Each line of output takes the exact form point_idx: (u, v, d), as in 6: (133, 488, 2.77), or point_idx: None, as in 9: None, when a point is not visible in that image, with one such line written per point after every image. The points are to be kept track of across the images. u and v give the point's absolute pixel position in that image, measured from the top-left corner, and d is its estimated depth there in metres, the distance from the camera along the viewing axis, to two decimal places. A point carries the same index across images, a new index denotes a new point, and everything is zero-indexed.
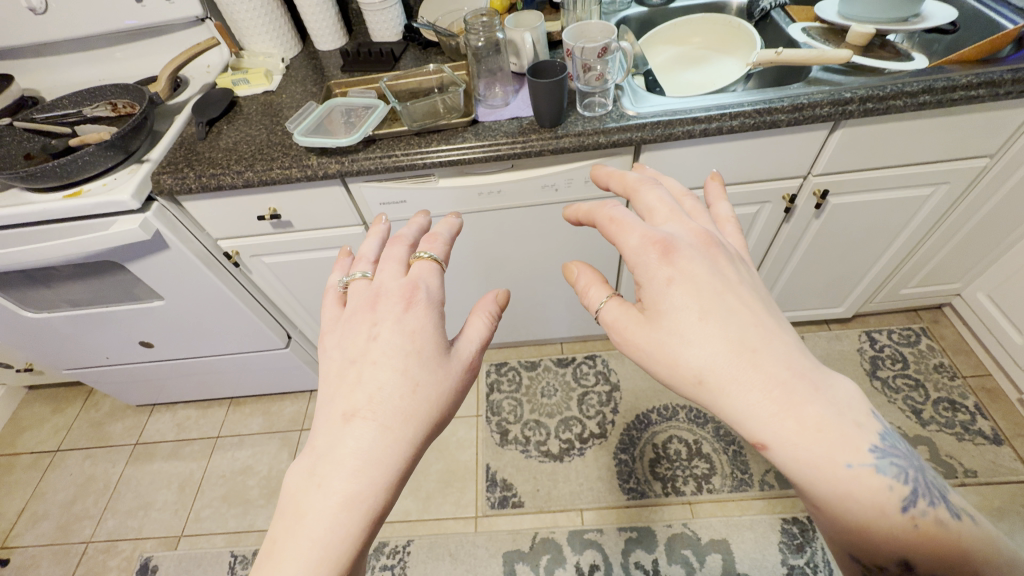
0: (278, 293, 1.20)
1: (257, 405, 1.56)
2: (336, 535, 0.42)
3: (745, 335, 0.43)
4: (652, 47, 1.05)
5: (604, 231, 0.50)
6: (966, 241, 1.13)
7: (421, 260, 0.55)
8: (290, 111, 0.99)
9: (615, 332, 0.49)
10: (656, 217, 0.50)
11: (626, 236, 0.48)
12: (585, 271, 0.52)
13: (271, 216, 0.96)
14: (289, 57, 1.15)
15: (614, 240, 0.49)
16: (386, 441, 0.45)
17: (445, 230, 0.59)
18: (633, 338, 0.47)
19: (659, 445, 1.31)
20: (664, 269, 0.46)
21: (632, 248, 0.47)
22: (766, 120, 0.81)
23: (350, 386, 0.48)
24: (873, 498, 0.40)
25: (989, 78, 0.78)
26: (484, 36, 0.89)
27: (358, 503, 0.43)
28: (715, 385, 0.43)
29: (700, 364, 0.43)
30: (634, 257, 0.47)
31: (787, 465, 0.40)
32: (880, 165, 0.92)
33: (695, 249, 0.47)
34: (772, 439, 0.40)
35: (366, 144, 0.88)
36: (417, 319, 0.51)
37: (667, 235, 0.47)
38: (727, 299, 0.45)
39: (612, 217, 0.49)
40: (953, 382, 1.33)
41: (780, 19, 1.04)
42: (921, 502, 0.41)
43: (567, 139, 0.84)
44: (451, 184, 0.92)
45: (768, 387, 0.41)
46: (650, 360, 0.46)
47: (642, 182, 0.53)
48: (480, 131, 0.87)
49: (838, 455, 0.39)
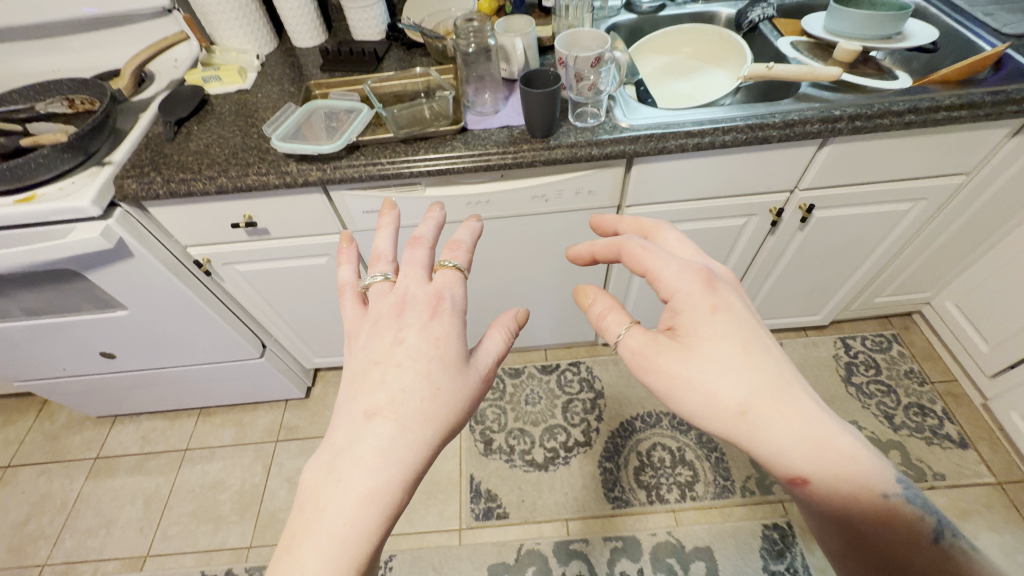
0: (252, 301, 1.14)
1: (229, 415, 1.49)
2: (353, 531, 0.40)
3: (781, 370, 0.44)
4: (643, 56, 1.03)
5: (637, 260, 0.48)
6: (939, 252, 1.17)
7: (445, 268, 0.52)
8: (266, 112, 0.94)
9: (636, 363, 0.48)
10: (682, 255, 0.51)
11: (661, 266, 0.47)
12: (601, 299, 0.51)
13: (246, 223, 0.91)
14: (265, 54, 1.09)
15: (651, 269, 0.48)
16: (406, 441, 0.43)
17: (469, 232, 0.56)
18: (657, 369, 0.46)
19: (643, 452, 1.32)
20: (707, 298, 0.46)
21: (670, 279, 0.47)
22: (758, 135, 0.81)
23: (372, 385, 0.46)
24: (905, 529, 0.41)
25: (970, 100, 0.80)
26: (475, 43, 0.87)
27: (377, 500, 0.41)
28: (759, 413, 0.42)
29: (741, 397, 0.43)
30: (670, 289, 0.47)
31: (828, 496, 0.41)
32: (864, 180, 0.94)
33: (728, 284, 0.48)
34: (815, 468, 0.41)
35: (350, 151, 0.84)
36: (444, 326, 0.49)
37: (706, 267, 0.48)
38: (761, 334, 0.46)
39: (644, 247, 0.48)
40: (922, 388, 1.38)
41: (768, 32, 1.03)
42: (948, 532, 0.41)
43: (559, 150, 0.82)
44: (439, 193, 0.89)
45: (805, 419, 0.42)
46: (676, 388, 0.45)
47: (659, 224, 0.54)
48: (469, 140, 0.84)
49: (876, 484, 0.41)
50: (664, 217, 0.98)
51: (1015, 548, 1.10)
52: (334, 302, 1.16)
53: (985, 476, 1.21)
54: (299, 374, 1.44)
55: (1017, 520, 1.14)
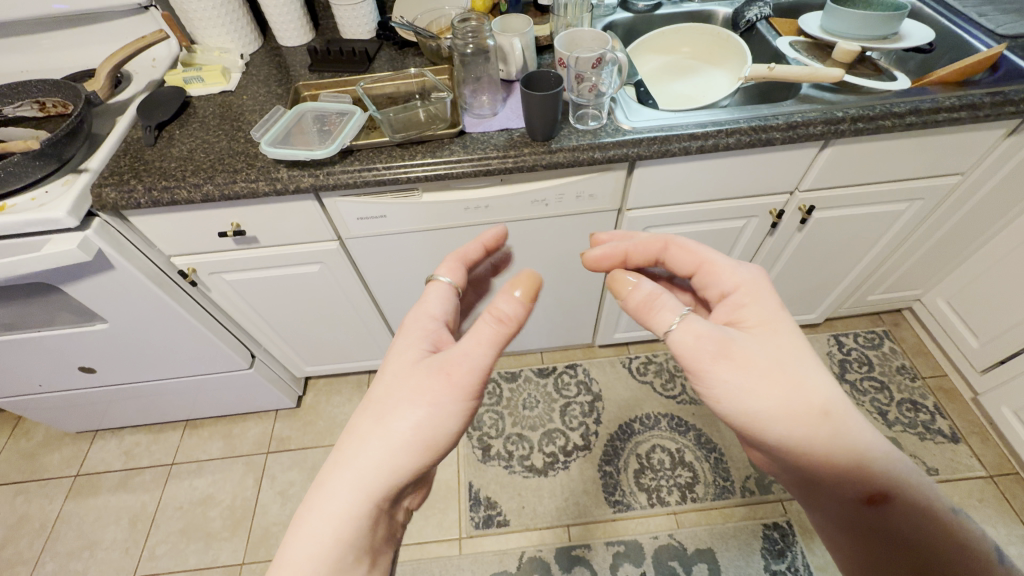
0: (240, 311, 1.09)
1: (217, 427, 1.44)
2: (294, 544, 0.45)
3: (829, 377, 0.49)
4: (641, 56, 1.02)
5: (707, 260, 0.57)
6: (933, 250, 1.18)
7: (437, 282, 0.58)
8: (253, 115, 0.90)
9: (686, 350, 0.49)
10: None
11: (719, 260, 0.57)
12: (646, 284, 0.53)
13: (234, 232, 0.87)
14: (249, 53, 1.04)
15: (717, 264, 0.56)
16: (336, 456, 0.47)
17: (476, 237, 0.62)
18: (729, 355, 0.47)
19: (643, 455, 1.31)
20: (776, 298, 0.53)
21: (735, 275, 0.55)
22: (761, 137, 0.80)
23: None
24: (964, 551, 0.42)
25: (970, 101, 0.80)
26: (473, 44, 0.82)
27: (309, 513, 0.45)
28: (840, 415, 0.46)
29: (825, 396, 0.47)
30: (734, 282, 0.55)
31: (904, 521, 0.43)
32: (863, 181, 0.94)
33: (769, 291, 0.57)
34: (899, 485, 0.44)
35: (344, 156, 0.81)
36: (399, 340, 0.53)
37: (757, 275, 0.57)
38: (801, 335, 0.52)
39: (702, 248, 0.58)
40: (914, 384, 1.39)
41: (766, 32, 1.02)
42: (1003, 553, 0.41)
43: (561, 154, 0.80)
44: (436, 199, 0.86)
45: (861, 426, 0.46)
46: (751, 377, 0.47)
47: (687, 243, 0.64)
48: (468, 144, 0.81)
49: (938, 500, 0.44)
50: (666, 220, 0.97)
51: (1007, 540, 1.13)
52: (326, 309, 1.12)
53: (977, 470, 1.23)
54: (289, 384, 1.40)
55: (1008, 512, 1.17)
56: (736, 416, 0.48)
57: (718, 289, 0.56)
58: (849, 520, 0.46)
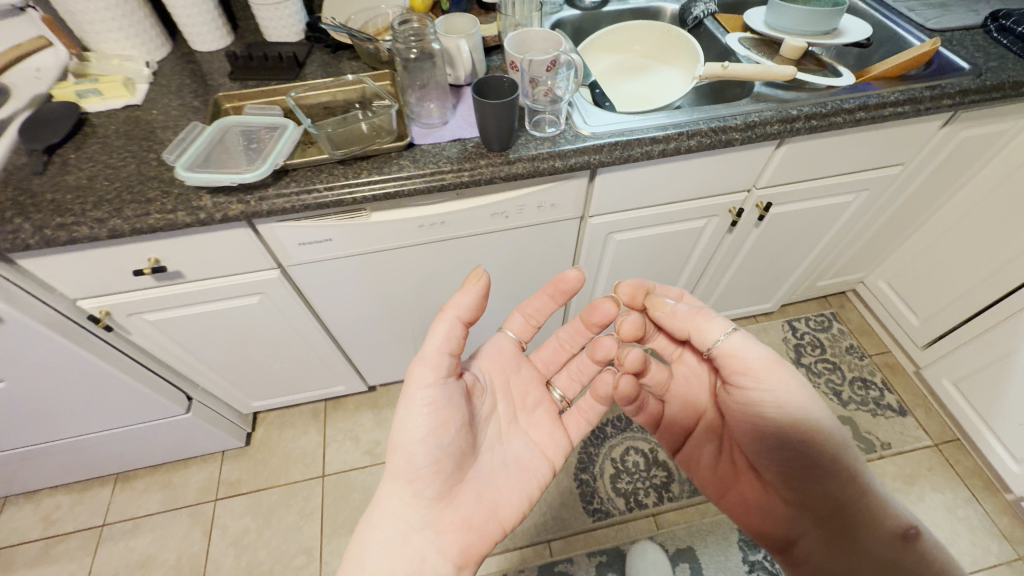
0: (169, 352, 0.97)
1: (154, 477, 1.29)
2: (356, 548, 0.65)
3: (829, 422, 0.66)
4: (592, 54, 0.98)
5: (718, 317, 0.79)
6: (876, 234, 1.24)
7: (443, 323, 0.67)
8: (165, 132, 0.78)
9: (739, 356, 0.63)
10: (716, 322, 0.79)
11: None
12: (683, 306, 0.68)
13: (153, 268, 0.76)
14: (158, 60, 0.92)
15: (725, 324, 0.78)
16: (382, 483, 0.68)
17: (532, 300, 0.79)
18: (778, 367, 0.63)
19: (618, 459, 1.30)
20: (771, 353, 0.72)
21: None
22: (722, 138, 0.79)
23: None
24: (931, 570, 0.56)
25: (911, 95, 0.82)
26: (416, 47, 0.76)
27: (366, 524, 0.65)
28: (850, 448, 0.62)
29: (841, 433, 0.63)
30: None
31: (930, 555, 0.57)
32: (815, 176, 0.95)
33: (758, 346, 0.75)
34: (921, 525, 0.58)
35: (277, 177, 0.72)
36: None
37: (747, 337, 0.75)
38: None
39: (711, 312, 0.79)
40: (862, 362, 1.46)
41: (713, 28, 1.00)
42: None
43: (520, 165, 0.75)
44: (387, 218, 0.79)
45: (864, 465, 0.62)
46: (803, 398, 0.62)
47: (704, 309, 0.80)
48: (419, 157, 0.75)
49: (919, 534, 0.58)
50: (629, 225, 0.94)
51: (954, 503, 1.21)
52: (270, 341, 1.02)
53: (924, 440, 1.31)
54: (235, 422, 1.27)
55: (952, 477, 1.25)
56: (782, 426, 0.62)
57: None
58: (889, 559, 0.57)
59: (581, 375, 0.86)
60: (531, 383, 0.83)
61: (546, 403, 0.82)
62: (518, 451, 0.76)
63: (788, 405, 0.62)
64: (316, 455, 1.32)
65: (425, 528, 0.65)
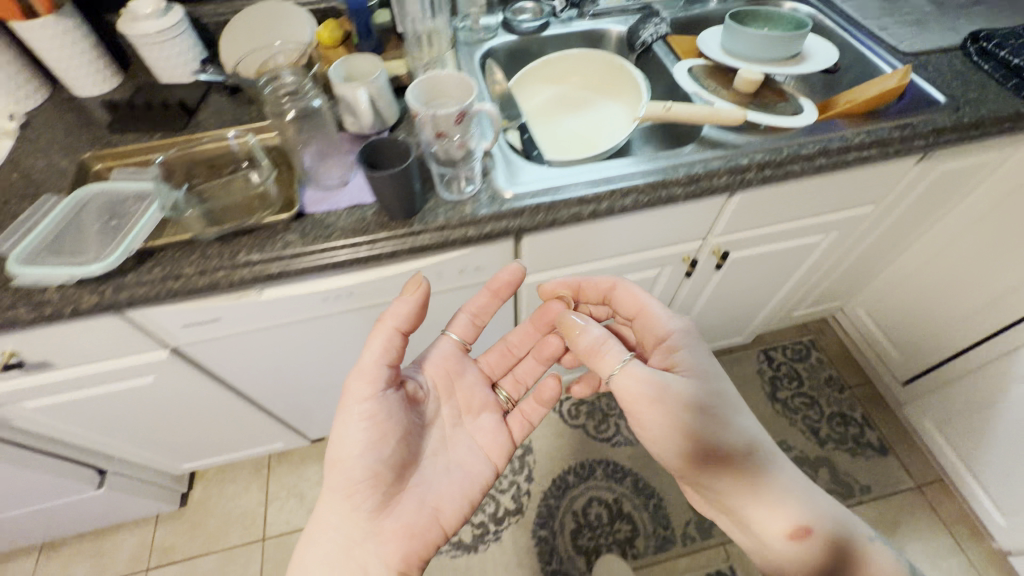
0: (66, 432, 0.87)
1: (82, 545, 1.20)
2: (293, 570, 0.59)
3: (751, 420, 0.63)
4: (525, 88, 0.87)
5: (646, 310, 0.71)
6: (852, 266, 1.14)
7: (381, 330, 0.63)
8: (21, 203, 0.68)
9: (633, 389, 0.61)
10: (647, 316, 0.71)
11: (654, 311, 0.70)
12: (593, 331, 0.66)
13: (9, 363, 0.66)
14: (30, 109, 0.81)
15: (652, 319, 0.70)
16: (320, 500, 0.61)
17: (466, 306, 0.73)
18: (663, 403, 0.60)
19: (579, 511, 1.21)
20: (697, 348, 0.66)
21: (667, 323, 0.69)
22: (661, 194, 0.69)
23: None
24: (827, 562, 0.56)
25: (879, 137, 0.72)
26: (294, 107, 0.69)
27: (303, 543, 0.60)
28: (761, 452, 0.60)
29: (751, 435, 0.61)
30: (669, 329, 0.69)
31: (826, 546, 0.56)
32: (776, 222, 0.85)
33: (694, 339, 0.68)
34: (820, 522, 0.57)
35: (140, 260, 0.62)
36: None
37: (675, 333, 0.68)
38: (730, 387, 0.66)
39: (641, 307, 0.71)
40: (842, 395, 1.37)
41: (663, 54, 0.90)
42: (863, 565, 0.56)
43: (426, 235, 0.66)
44: (282, 296, 0.69)
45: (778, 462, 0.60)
46: (704, 414, 0.60)
47: (644, 303, 0.71)
48: (309, 229, 0.65)
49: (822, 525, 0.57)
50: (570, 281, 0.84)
51: (937, 553, 1.13)
52: (183, 412, 0.92)
53: (906, 481, 1.23)
54: (167, 485, 1.18)
55: (936, 524, 1.17)
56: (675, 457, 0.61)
57: (656, 332, 0.70)
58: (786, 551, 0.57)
59: (528, 378, 0.80)
60: (477, 385, 0.75)
61: (492, 405, 0.75)
62: (464, 456, 0.69)
63: (681, 435, 0.59)
64: (258, 515, 1.23)
65: (365, 541, 0.58)
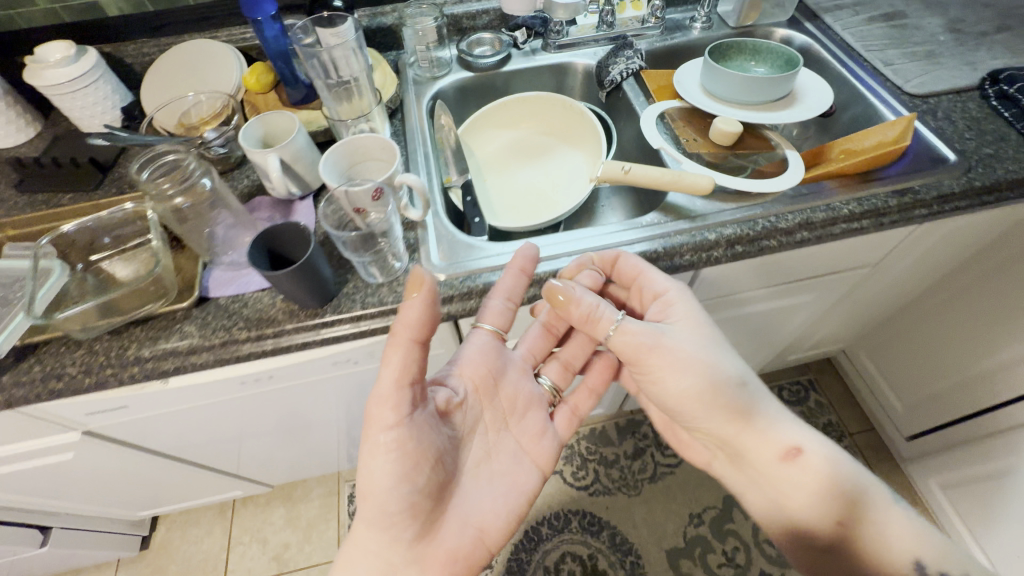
0: None
1: None
2: None
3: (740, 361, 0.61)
4: (478, 134, 0.81)
5: (637, 270, 0.59)
6: (853, 316, 1.03)
7: None
8: None
9: (633, 348, 0.56)
10: (641, 278, 0.59)
11: (650, 271, 0.59)
12: (587, 296, 0.55)
13: None
14: None
15: (647, 278, 0.59)
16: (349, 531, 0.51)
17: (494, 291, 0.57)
18: (667, 348, 0.55)
19: (551, 568, 1.15)
20: (690, 305, 0.59)
21: (665, 280, 0.59)
22: (613, 275, 0.61)
23: None
24: (821, 484, 0.57)
25: (872, 207, 0.62)
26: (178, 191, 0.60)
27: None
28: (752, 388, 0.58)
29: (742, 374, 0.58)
30: (664, 285, 0.59)
31: (813, 467, 0.57)
32: (756, 287, 0.75)
33: (686, 294, 0.60)
34: (806, 443, 0.58)
35: (19, 357, 0.56)
36: None
37: (670, 290, 0.59)
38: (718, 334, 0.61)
39: (636, 266, 0.59)
40: (841, 444, 1.27)
41: (633, 93, 0.80)
42: (850, 484, 0.57)
43: (341, 325, 0.58)
44: (188, 384, 0.63)
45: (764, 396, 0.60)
46: (705, 365, 0.56)
47: (640, 267, 0.59)
48: (208, 318, 0.58)
49: (809, 447, 0.58)
50: None
51: None
52: (118, 478, 0.87)
53: None
54: (123, 532, 1.14)
55: None
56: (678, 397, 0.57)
57: (650, 292, 0.60)
58: (780, 477, 0.58)
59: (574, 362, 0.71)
60: (518, 382, 0.65)
61: (536, 401, 0.66)
62: (506, 466, 0.60)
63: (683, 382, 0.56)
64: (219, 562, 1.19)
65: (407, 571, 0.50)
